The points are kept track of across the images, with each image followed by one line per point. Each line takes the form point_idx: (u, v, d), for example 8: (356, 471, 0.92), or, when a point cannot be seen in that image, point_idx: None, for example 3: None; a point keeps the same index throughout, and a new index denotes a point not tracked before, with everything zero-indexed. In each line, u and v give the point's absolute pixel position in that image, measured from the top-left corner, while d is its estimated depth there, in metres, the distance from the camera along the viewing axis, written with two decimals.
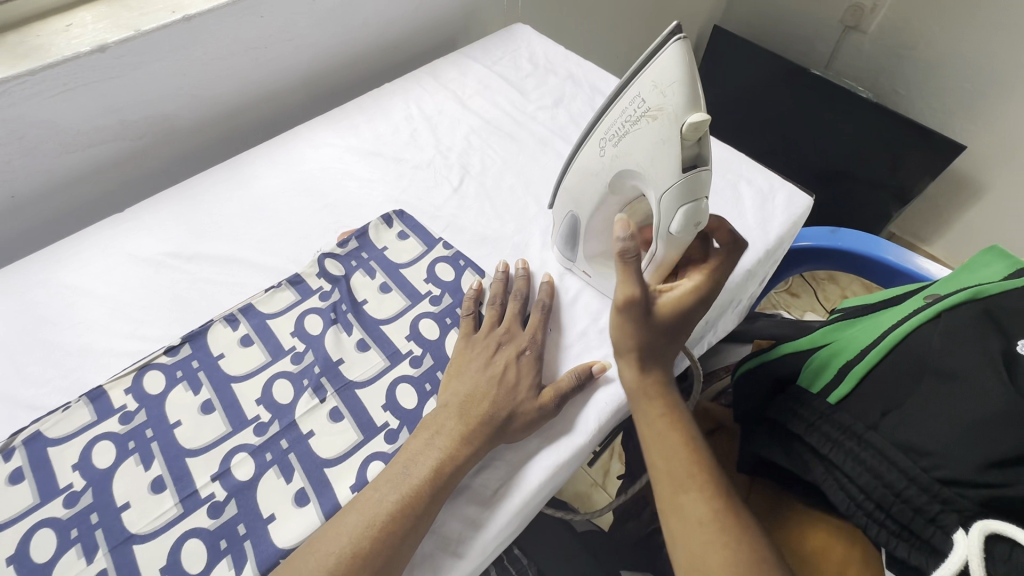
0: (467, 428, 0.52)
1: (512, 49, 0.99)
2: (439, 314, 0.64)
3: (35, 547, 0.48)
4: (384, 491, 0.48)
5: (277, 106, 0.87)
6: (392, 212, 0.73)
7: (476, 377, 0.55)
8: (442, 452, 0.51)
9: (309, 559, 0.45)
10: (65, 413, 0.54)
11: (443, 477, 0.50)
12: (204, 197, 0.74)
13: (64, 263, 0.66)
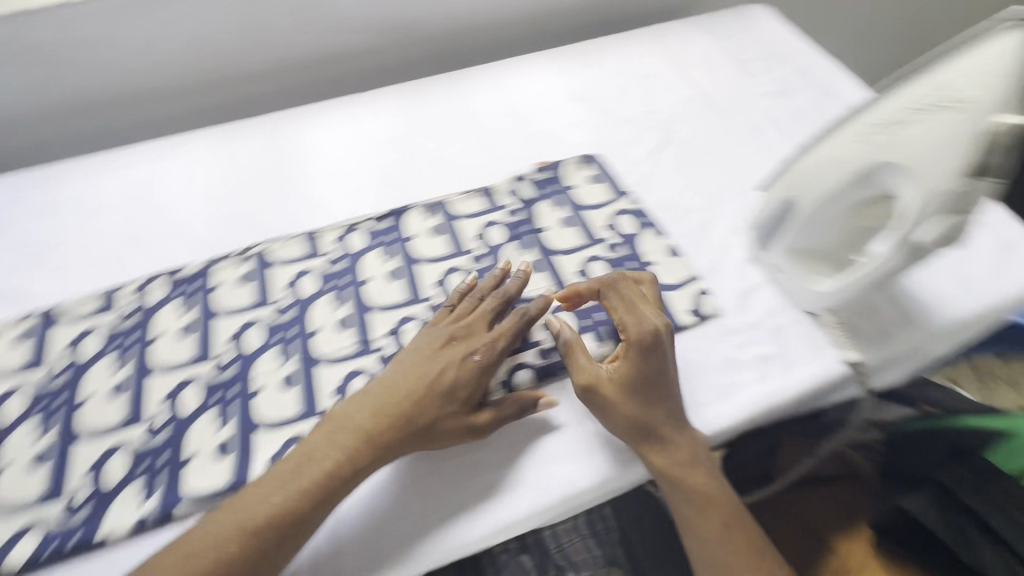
0: (377, 429, 0.49)
1: (744, 28, 0.93)
2: (612, 260, 0.65)
3: (249, 338, 0.59)
4: (279, 482, 0.46)
5: (504, 35, 0.92)
6: (589, 156, 0.74)
7: (404, 370, 0.52)
8: (344, 453, 0.48)
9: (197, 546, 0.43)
10: (289, 242, 0.66)
11: (338, 480, 0.47)
12: (427, 99, 0.81)
13: (310, 125, 0.77)
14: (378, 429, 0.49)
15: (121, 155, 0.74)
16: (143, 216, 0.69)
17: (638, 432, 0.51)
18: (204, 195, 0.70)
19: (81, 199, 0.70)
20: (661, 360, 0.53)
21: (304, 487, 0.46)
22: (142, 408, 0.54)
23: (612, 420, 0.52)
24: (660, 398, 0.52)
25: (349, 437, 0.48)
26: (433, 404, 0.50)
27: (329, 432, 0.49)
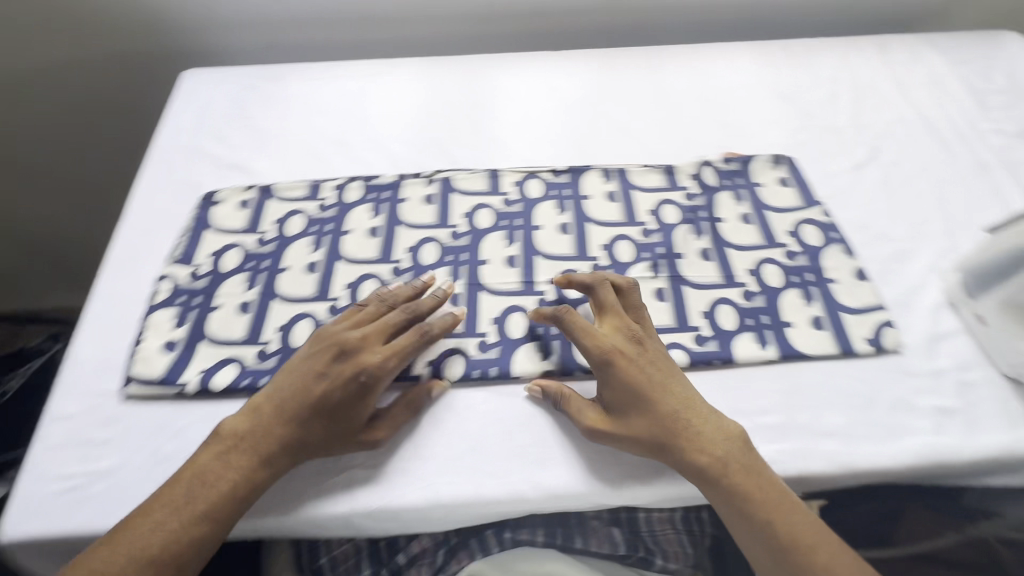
0: (269, 444, 0.48)
1: (987, 54, 0.83)
2: (788, 268, 0.62)
3: (425, 252, 0.63)
4: (185, 496, 0.46)
5: (710, 18, 0.89)
6: (784, 157, 0.70)
7: (295, 380, 0.51)
8: (238, 472, 0.47)
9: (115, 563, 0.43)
10: (473, 175, 0.69)
11: (238, 495, 0.47)
12: (622, 69, 0.81)
13: (508, 72, 0.80)
14: (274, 441, 0.49)
15: (339, 67, 0.82)
16: (349, 124, 0.75)
17: (650, 450, 0.50)
18: (404, 117, 0.76)
19: (301, 97, 0.78)
20: (630, 373, 0.51)
21: (224, 493, 0.47)
22: (330, 287, 0.60)
23: (626, 444, 0.50)
24: (653, 407, 0.50)
25: (248, 450, 0.48)
26: (322, 416, 0.49)
27: (226, 447, 0.49)
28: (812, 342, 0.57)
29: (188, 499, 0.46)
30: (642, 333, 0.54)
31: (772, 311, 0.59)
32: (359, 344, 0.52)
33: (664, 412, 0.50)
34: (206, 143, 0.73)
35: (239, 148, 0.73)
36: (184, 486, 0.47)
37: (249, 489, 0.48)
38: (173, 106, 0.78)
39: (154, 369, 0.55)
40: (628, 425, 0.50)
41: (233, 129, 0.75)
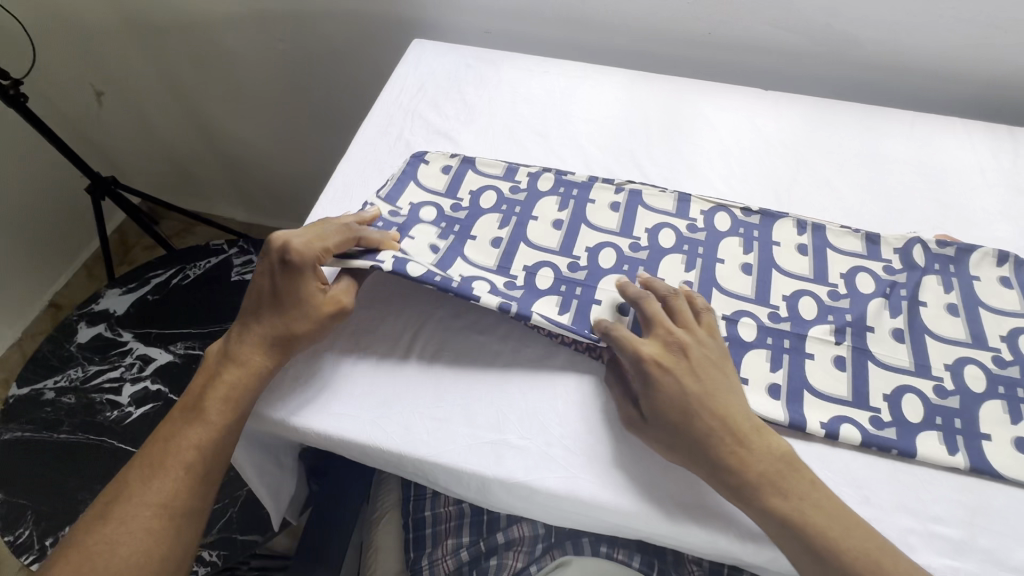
0: (238, 349, 0.56)
1: None
2: (995, 375, 0.56)
3: (601, 255, 0.64)
4: (183, 409, 0.55)
5: (937, 88, 0.84)
6: (1012, 255, 0.63)
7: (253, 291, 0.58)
8: (222, 378, 0.55)
9: (144, 468, 0.52)
10: (661, 193, 0.69)
11: (229, 393, 0.54)
12: (835, 120, 0.78)
13: (713, 100, 0.80)
14: (250, 346, 0.55)
15: (548, 63, 0.86)
16: (550, 117, 0.79)
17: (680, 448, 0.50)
18: (603, 122, 0.78)
19: (510, 84, 0.83)
20: (660, 383, 0.51)
21: (214, 397, 0.54)
22: (509, 264, 0.63)
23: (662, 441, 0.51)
24: (691, 416, 0.50)
25: (230, 359, 0.55)
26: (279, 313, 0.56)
27: (214, 364, 0.56)
28: (1010, 465, 0.51)
29: (191, 408, 0.54)
30: (685, 342, 0.53)
31: (966, 417, 0.53)
32: (289, 238, 0.57)
33: (697, 428, 0.49)
34: (421, 108, 0.80)
35: (449, 119, 0.79)
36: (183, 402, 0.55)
37: (234, 393, 0.54)
38: (400, 69, 0.86)
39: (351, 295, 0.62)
40: (661, 439, 0.51)
41: (446, 100, 0.81)
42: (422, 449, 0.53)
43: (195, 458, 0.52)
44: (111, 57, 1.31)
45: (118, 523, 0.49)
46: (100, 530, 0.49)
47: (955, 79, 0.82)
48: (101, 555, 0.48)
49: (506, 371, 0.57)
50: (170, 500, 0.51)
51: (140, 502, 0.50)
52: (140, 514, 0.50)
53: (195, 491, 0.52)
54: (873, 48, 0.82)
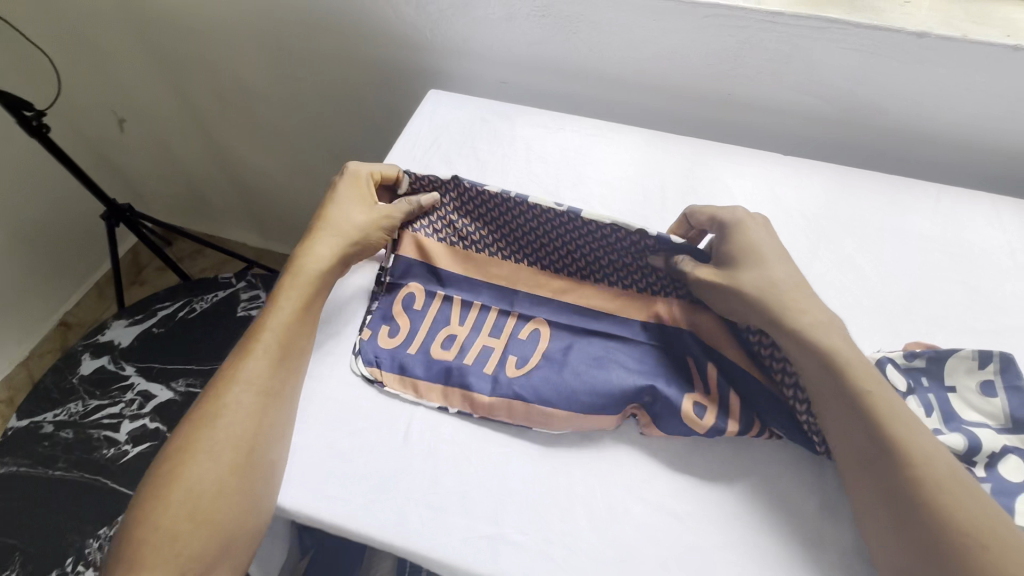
0: (308, 255, 0.64)
1: None
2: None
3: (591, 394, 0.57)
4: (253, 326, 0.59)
5: (962, 158, 0.82)
6: (997, 353, 0.56)
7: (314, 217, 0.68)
8: (296, 281, 0.62)
9: (230, 380, 0.55)
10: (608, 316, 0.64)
11: (309, 291, 0.62)
12: (855, 191, 0.75)
13: (730, 166, 0.78)
14: (319, 250, 0.64)
15: (565, 120, 0.85)
16: (563, 178, 0.78)
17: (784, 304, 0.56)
18: (618, 185, 0.77)
19: (525, 140, 0.82)
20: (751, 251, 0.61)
21: (292, 297, 0.61)
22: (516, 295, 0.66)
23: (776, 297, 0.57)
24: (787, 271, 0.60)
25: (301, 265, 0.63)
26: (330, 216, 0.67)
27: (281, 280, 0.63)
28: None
29: (265, 315, 0.60)
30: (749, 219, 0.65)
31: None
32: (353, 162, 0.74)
33: (771, 268, 0.60)
34: (434, 164, 0.80)
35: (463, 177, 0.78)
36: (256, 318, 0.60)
37: (314, 285, 0.63)
38: (414, 121, 0.86)
39: (406, 262, 0.68)
40: (737, 276, 0.59)
41: (460, 156, 0.80)
42: (415, 542, 0.50)
43: (270, 338, 0.58)
44: (133, 86, 1.33)
45: (212, 401, 0.54)
46: (197, 412, 0.54)
47: (983, 150, 0.80)
48: (199, 432, 0.52)
49: (561, 316, 0.64)
50: (250, 377, 0.55)
51: (238, 394, 0.54)
52: (228, 392, 0.54)
53: (272, 368, 0.56)
54: (897, 116, 0.80)
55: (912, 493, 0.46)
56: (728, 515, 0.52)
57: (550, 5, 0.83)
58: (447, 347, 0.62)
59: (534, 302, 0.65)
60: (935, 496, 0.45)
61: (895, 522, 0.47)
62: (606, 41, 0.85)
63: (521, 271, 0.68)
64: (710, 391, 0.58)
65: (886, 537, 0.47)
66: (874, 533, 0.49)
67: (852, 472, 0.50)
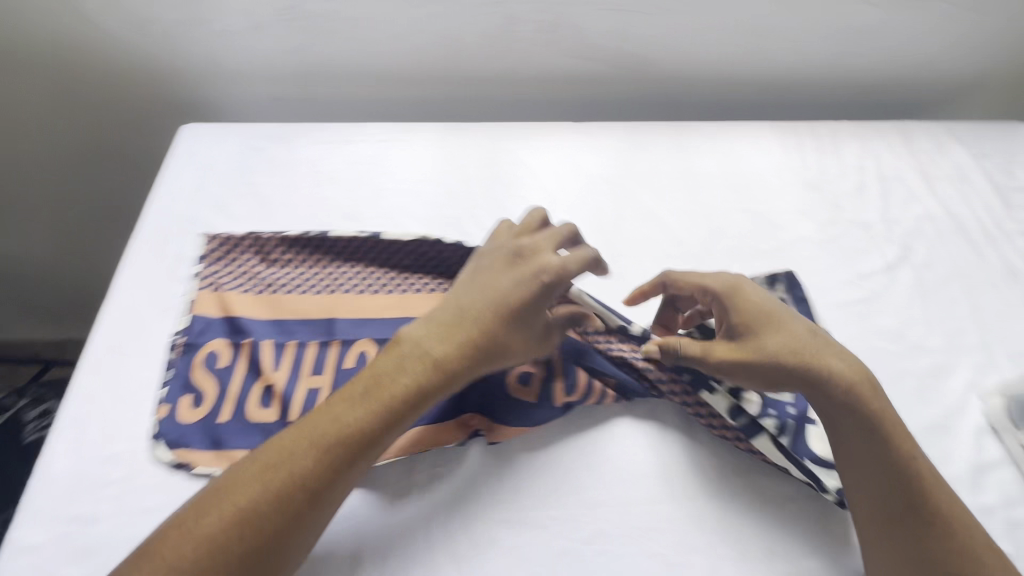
0: (449, 340, 0.48)
1: (1012, 148, 0.83)
2: None
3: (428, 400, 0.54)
4: (351, 404, 0.45)
5: (728, 93, 0.89)
6: (780, 274, 0.63)
7: (478, 286, 0.51)
8: (416, 373, 0.47)
9: (286, 465, 0.42)
10: None
11: (416, 400, 0.46)
12: (647, 146, 0.78)
13: (529, 146, 0.77)
14: (455, 339, 0.49)
15: (351, 130, 0.78)
16: (361, 196, 0.71)
17: (837, 361, 0.50)
18: (421, 190, 0.72)
19: (309, 163, 0.73)
20: (761, 316, 0.51)
21: (399, 396, 0.46)
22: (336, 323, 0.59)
23: (834, 360, 0.49)
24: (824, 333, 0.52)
25: (432, 354, 0.48)
26: (516, 293, 0.51)
27: (407, 350, 0.48)
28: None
29: (370, 396, 0.46)
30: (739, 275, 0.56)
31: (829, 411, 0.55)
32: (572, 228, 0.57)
33: (789, 332, 0.50)
34: (205, 214, 0.67)
35: (244, 222, 0.67)
36: (361, 387, 0.46)
37: (428, 392, 0.47)
38: (171, 164, 0.72)
39: (204, 319, 0.58)
40: (760, 343, 0.50)
41: (236, 198, 0.69)
42: None
43: (360, 438, 0.44)
44: None
45: (268, 477, 0.42)
46: (249, 473, 0.42)
47: (741, 84, 0.88)
48: (236, 517, 0.41)
49: (389, 332, 0.59)
50: (320, 475, 0.43)
51: (288, 494, 0.42)
52: (289, 488, 0.42)
53: (342, 480, 0.44)
54: (666, 66, 0.84)
55: (929, 498, 0.45)
56: (593, 505, 0.51)
57: (296, 6, 0.74)
58: (265, 403, 0.54)
59: (354, 324, 0.59)
60: (933, 499, 0.45)
61: (906, 525, 0.45)
62: (373, 36, 0.78)
63: (336, 299, 0.61)
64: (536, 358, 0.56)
65: (890, 539, 0.45)
66: (874, 535, 0.46)
67: (857, 473, 0.48)
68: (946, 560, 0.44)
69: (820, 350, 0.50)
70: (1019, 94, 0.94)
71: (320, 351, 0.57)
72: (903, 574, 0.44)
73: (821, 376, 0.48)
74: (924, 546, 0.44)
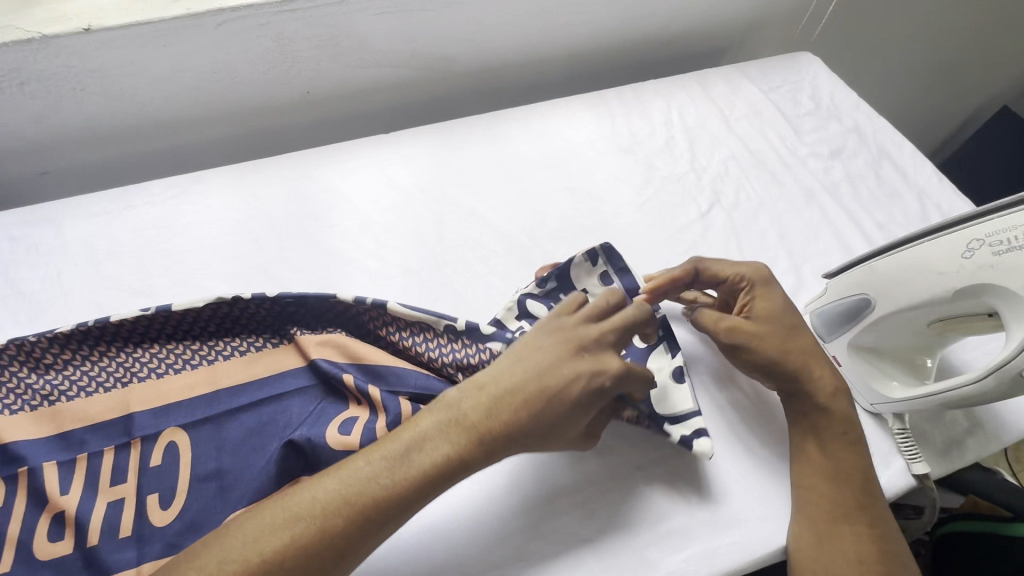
0: (493, 425, 0.43)
1: (797, 77, 0.89)
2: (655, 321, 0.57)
3: (251, 476, 0.50)
4: (379, 466, 0.41)
5: (537, 73, 0.89)
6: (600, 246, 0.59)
7: (546, 358, 0.46)
8: (454, 446, 0.42)
9: (299, 519, 0.38)
10: (250, 381, 0.55)
11: (443, 480, 0.42)
12: (461, 143, 0.76)
13: (337, 169, 0.72)
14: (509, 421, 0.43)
15: (128, 193, 0.69)
16: (151, 265, 0.63)
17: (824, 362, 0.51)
18: (221, 243, 0.65)
19: (83, 240, 0.65)
20: (773, 317, 0.52)
21: (430, 469, 0.41)
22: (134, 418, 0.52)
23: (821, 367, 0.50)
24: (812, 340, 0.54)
25: (478, 428, 0.43)
26: (578, 385, 0.45)
27: (450, 420, 0.43)
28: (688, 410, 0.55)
29: (405, 457, 0.42)
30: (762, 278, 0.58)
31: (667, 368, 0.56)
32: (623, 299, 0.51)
33: (794, 334, 0.52)
34: None
35: (9, 330, 0.58)
36: (398, 448, 0.42)
37: (459, 475, 0.42)
38: None
39: None
40: (765, 340, 0.51)
41: None
42: None
43: (383, 506, 0.40)
44: None
45: (292, 525, 0.38)
46: (274, 514, 0.39)
47: (545, 62, 0.87)
48: (242, 574, 0.36)
49: (199, 412, 0.53)
50: (338, 539, 0.38)
51: (300, 551, 0.37)
52: (298, 546, 0.37)
53: (362, 546, 0.39)
54: (466, 58, 0.82)
55: (871, 502, 0.46)
56: (446, 536, 0.49)
57: (17, 70, 0.63)
58: (56, 534, 0.47)
59: (155, 415, 0.52)
60: (874, 507, 0.46)
61: (844, 526, 0.45)
62: (129, 86, 0.69)
63: (132, 390, 0.54)
64: (359, 400, 0.53)
65: (825, 540, 0.45)
66: (811, 537, 0.46)
67: (808, 474, 0.48)
68: (870, 563, 0.44)
69: (813, 356, 0.51)
70: (795, 26, 1.03)
71: (118, 456, 0.51)
72: (808, 546, 0.45)
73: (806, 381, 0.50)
74: (842, 530, 0.45)
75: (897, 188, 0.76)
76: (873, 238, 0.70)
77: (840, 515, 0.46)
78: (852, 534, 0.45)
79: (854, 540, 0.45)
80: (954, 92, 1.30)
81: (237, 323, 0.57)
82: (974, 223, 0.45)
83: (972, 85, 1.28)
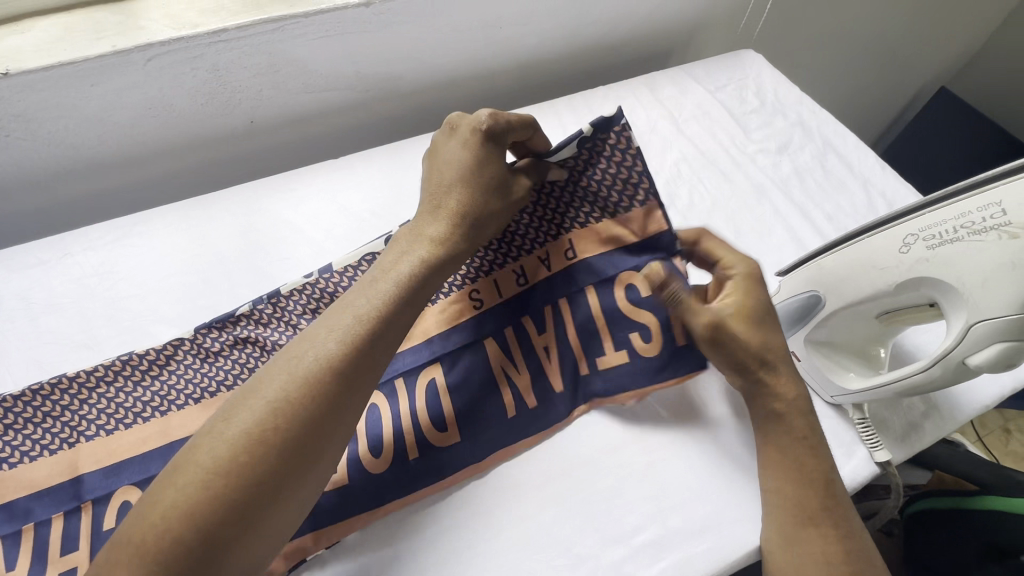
0: (438, 232, 0.46)
1: (741, 75, 0.91)
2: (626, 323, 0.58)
3: None
4: (354, 299, 0.42)
5: (487, 85, 0.88)
6: None
7: (446, 167, 0.49)
8: (417, 259, 0.44)
9: (289, 361, 0.38)
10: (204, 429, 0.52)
11: (410, 287, 0.43)
12: (413, 163, 0.75)
13: (286, 199, 0.71)
14: (437, 225, 0.46)
15: (65, 239, 0.66)
16: (94, 315, 0.61)
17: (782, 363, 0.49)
18: (167, 285, 0.63)
19: (18, 293, 0.61)
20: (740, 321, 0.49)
21: (401, 284, 0.43)
22: (81, 480, 0.50)
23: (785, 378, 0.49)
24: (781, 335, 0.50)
25: (416, 236, 0.46)
26: (469, 168, 0.48)
27: (402, 241, 0.46)
28: (653, 416, 0.55)
29: (371, 282, 0.43)
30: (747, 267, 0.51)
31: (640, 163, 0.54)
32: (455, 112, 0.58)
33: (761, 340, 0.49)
34: None
35: None
36: (365, 281, 0.43)
37: (419, 269, 0.44)
38: None
39: None
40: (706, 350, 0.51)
41: None
42: None
43: (368, 323, 0.40)
44: None
45: (295, 366, 0.37)
46: (272, 372, 0.38)
47: (494, 74, 0.87)
48: (250, 418, 0.36)
49: (152, 467, 0.50)
50: (337, 366, 0.38)
51: (297, 385, 0.37)
52: (299, 378, 0.37)
53: (362, 372, 0.39)
54: (412, 76, 0.81)
55: (835, 501, 0.46)
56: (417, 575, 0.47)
57: None
58: None
59: (107, 473, 0.50)
60: (841, 508, 0.46)
61: (812, 529, 0.45)
62: (58, 129, 0.66)
63: (79, 451, 0.51)
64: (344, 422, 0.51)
65: (795, 543, 0.46)
66: (780, 540, 0.47)
67: (775, 476, 0.48)
68: (838, 564, 0.44)
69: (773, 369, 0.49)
70: (738, 24, 1.05)
71: (70, 522, 0.48)
72: (777, 550, 0.46)
73: (765, 389, 0.49)
74: (811, 530, 0.45)
75: (843, 178, 0.78)
76: (823, 230, 0.72)
77: (809, 518, 0.46)
78: (818, 535, 0.45)
79: (820, 542, 0.45)
80: (894, 77, 1.35)
81: (186, 367, 0.54)
82: (906, 219, 0.47)
83: (910, 69, 1.33)
